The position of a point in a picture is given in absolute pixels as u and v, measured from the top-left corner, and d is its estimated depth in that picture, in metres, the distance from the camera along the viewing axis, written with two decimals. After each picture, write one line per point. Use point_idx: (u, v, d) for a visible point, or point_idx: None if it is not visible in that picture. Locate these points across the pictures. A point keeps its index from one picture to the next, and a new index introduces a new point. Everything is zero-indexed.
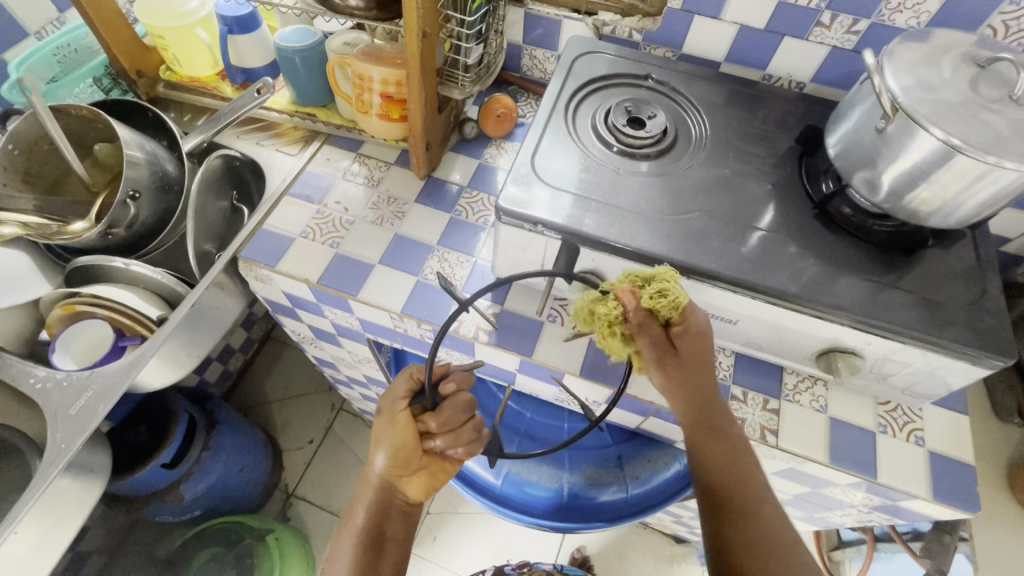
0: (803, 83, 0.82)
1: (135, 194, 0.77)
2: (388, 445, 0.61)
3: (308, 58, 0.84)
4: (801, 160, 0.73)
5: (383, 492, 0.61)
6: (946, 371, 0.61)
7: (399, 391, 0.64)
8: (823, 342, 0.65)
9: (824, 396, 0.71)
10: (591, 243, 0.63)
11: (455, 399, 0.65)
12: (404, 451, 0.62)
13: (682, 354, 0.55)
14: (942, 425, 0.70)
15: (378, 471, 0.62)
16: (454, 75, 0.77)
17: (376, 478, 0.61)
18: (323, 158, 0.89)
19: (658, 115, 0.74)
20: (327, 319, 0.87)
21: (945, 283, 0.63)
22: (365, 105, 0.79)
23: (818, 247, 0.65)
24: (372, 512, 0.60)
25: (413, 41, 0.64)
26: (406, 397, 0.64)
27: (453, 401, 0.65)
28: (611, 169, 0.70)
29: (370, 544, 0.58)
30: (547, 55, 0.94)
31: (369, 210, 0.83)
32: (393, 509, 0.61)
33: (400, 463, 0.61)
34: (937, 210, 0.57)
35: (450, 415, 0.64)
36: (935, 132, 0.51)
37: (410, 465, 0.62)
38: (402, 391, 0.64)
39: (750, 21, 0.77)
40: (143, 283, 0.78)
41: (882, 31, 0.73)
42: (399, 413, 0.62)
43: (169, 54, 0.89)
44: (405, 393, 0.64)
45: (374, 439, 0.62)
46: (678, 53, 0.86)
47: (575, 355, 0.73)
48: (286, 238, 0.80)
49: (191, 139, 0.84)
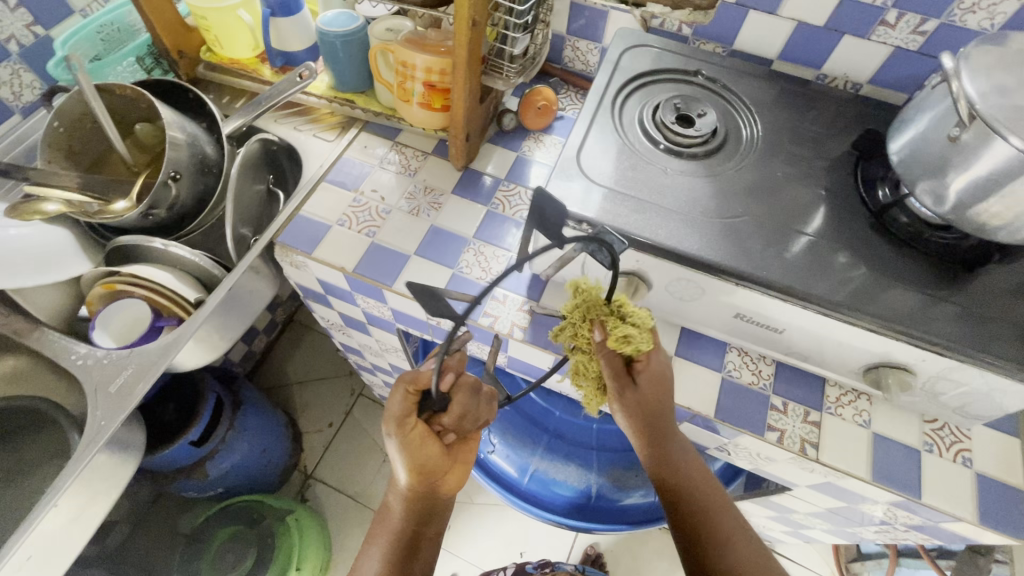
0: (860, 85, 0.79)
1: (176, 175, 0.77)
2: (408, 461, 0.58)
3: (350, 43, 0.82)
4: (856, 165, 0.70)
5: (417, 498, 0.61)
6: (1003, 394, 0.58)
7: (399, 410, 0.58)
8: (872, 355, 0.62)
9: (868, 411, 0.69)
10: (634, 244, 0.61)
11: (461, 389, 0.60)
12: (427, 458, 0.59)
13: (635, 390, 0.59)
14: (991, 447, 0.67)
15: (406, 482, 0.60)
16: (499, 65, 0.75)
17: (407, 492, 0.61)
18: (360, 146, 0.88)
19: (708, 114, 0.72)
20: (359, 307, 0.86)
21: (1008, 302, 0.59)
22: (406, 93, 0.78)
23: (872, 257, 0.62)
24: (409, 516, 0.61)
25: (462, 30, 0.63)
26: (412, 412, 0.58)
27: (457, 392, 0.60)
28: (657, 168, 0.68)
29: (409, 548, 0.60)
30: (590, 47, 0.92)
31: (405, 200, 0.83)
32: (431, 506, 0.62)
33: (424, 470, 0.60)
34: (1006, 224, 0.54)
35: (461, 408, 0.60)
36: (1013, 140, 0.48)
37: (435, 472, 0.60)
38: (402, 408, 0.58)
39: (809, 17, 0.74)
40: (181, 265, 0.79)
41: (951, 32, 0.69)
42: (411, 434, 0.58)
43: (211, 35, 0.88)
44: (408, 410, 0.58)
45: (394, 461, 0.58)
46: (728, 49, 0.83)
47: None
48: (322, 225, 0.80)
49: (231, 122, 0.83)
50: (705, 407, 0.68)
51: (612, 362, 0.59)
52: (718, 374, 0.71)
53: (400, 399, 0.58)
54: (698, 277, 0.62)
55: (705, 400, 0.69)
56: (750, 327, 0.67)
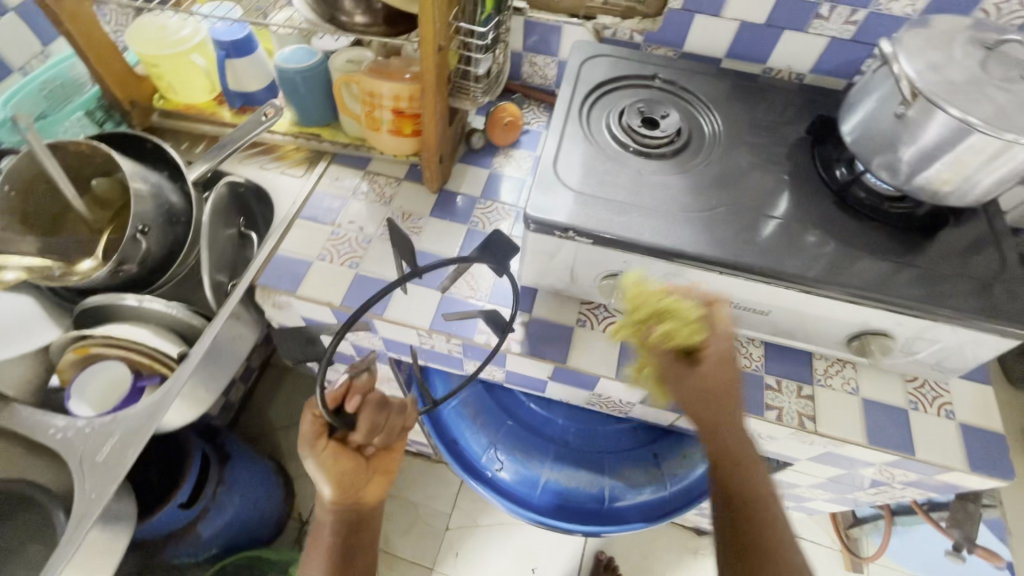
0: (803, 75, 0.84)
1: (144, 228, 0.75)
2: (325, 474, 0.67)
3: (310, 78, 0.82)
4: (812, 149, 0.74)
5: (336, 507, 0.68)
6: (974, 346, 0.63)
7: (309, 431, 0.68)
8: (853, 325, 0.66)
9: (854, 378, 0.73)
10: (620, 245, 0.63)
11: (363, 410, 0.68)
12: (349, 471, 0.68)
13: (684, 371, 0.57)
14: (968, 397, 0.72)
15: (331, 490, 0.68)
16: (464, 86, 0.76)
17: (332, 505, 0.67)
18: (331, 179, 0.88)
19: (670, 115, 0.75)
20: (348, 341, 0.85)
21: (965, 260, 0.64)
22: (375, 122, 0.78)
23: (840, 233, 0.66)
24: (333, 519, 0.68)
25: (428, 54, 0.64)
26: (320, 434, 0.68)
27: (363, 411, 0.68)
28: (631, 172, 0.70)
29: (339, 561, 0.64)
30: (547, 61, 0.94)
31: (384, 228, 0.82)
32: (356, 519, 0.68)
33: (344, 482, 0.68)
34: (956, 188, 0.59)
35: (368, 423, 0.68)
36: (952, 111, 0.53)
37: (358, 485, 0.69)
38: (313, 428, 0.68)
39: (751, 17, 0.79)
40: (158, 319, 0.76)
41: (880, 19, 0.74)
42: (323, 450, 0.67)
43: (163, 82, 0.86)
44: (316, 432, 0.68)
45: (315, 478, 0.67)
46: (679, 52, 0.87)
47: (608, 356, 0.73)
48: (302, 262, 0.79)
49: (196, 167, 0.80)
50: None
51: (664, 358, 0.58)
52: None
53: (314, 422, 0.68)
54: (684, 268, 0.64)
55: None
56: (736, 313, 0.69)
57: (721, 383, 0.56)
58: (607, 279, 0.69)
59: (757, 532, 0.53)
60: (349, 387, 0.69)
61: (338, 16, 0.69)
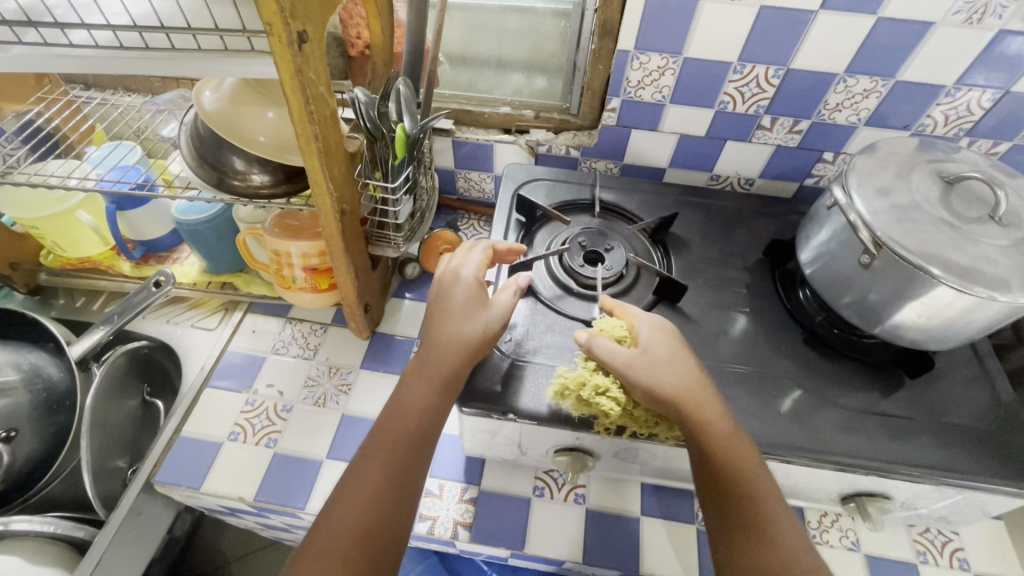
0: (751, 180, 0.78)
1: (10, 432, 0.63)
2: (710, 422, 0.49)
3: (218, 227, 0.73)
4: (772, 273, 0.69)
5: (354, 460, 0.48)
6: (981, 502, 0.55)
7: (714, 425, 0.48)
8: (845, 488, 0.58)
9: (853, 529, 0.64)
10: (568, 426, 0.54)
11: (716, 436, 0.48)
12: (450, 401, 0.51)
13: (482, 318, 0.55)
14: (981, 541, 0.63)
15: (380, 466, 0.46)
16: (384, 234, 0.68)
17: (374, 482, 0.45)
18: (248, 331, 0.78)
19: (615, 248, 0.68)
20: (278, 520, 0.73)
21: (952, 399, 0.59)
22: (286, 280, 0.68)
23: (816, 380, 0.59)
24: (377, 495, 0.45)
25: (329, 222, 0.55)
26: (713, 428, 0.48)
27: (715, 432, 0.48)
28: (574, 325, 0.62)
29: (369, 445, 0.48)
30: (482, 177, 0.87)
31: (307, 390, 0.72)
32: (397, 458, 0.47)
33: (399, 460, 0.47)
34: (936, 332, 0.53)
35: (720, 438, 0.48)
36: (919, 265, 0.48)
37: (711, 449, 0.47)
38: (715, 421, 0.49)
39: (690, 130, 0.73)
40: (35, 535, 0.62)
41: (825, 129, 0.69)
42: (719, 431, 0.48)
43: (47, 241, 0.74)
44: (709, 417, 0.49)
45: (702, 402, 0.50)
46: (620, 165, 0.81)
47: (572, 535, 0.62)
48: (209, 447, 0.67)
49: (81, 342, 0.69)
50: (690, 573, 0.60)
51: (470, 290, 0.57)
52: (692, 527, 0.63)
53: (454, 340, 0.53)
54: (642, 445, 0.56)
55: (688, 564, 0.61)
56: None
57: (484, 302, 0.56)
58: (562, 455, 0.59)
59: (741, 503, 0.45)
60: (469, 305, 0.55)
61: (228, 178, 0.59)
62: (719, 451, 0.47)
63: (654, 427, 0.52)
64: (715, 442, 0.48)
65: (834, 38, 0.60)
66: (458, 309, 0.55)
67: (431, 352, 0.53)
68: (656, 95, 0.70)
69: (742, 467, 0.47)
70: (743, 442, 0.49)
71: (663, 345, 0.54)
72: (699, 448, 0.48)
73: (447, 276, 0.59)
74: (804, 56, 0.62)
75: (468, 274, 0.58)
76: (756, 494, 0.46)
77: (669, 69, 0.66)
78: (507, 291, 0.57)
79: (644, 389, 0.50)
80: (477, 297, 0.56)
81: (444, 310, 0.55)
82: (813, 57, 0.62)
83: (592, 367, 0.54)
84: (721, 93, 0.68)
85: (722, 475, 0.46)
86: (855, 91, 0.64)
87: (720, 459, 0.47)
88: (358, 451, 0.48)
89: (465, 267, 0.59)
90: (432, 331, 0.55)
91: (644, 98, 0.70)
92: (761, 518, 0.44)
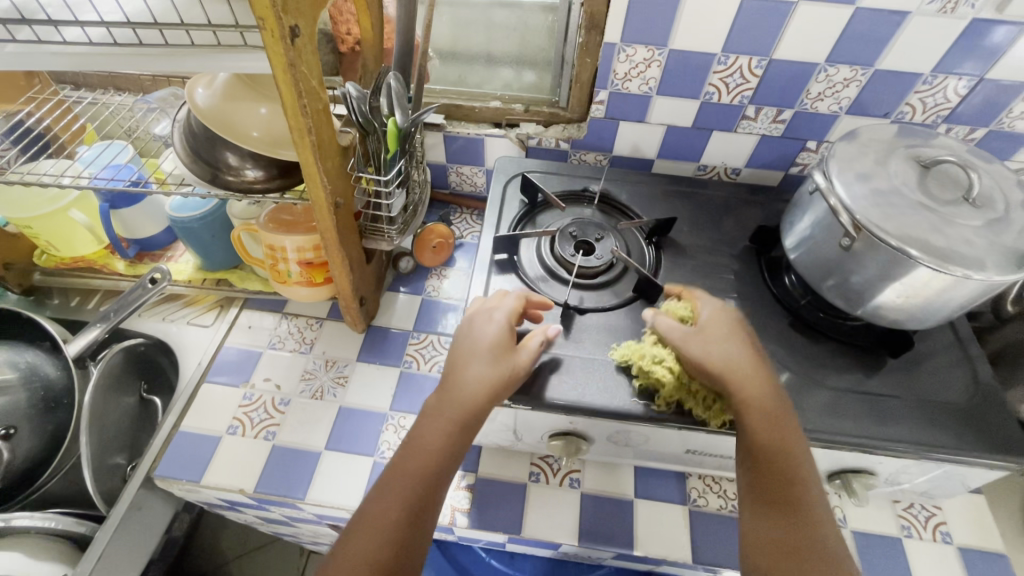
0: (738, 170, 0.80)
1: (9, 430, 0.64)
2: (749, 396, 0.51)
3: (212, 224, 0.74)
4: (758, 259, 0.71)
5: (365, 503, 0.48)
6: (960, 475, 0.57)
7: (753, 399, 0.51)
8: (831, 465, 0.59)
9: (840, 507, 0.66)
10: (561, 410, 0.55)
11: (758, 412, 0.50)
12: (463, 445, 0.51)
13: (505, 367, 0.53)
14: (963, 514, 0.65)
15: (386, 512, 0.47)
16: (378, 227, 0.69)
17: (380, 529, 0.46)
18: (244, 326, 0.79)
19: (605, 238, 0.69)
20: (278, 513, 0.74)
21: (932, 377, 0.61)
22: (281, 274, 0.69)
23: (802, 362, 0.61)
24: (382, 543, 0.45)
25: (324, 215, 0.56)
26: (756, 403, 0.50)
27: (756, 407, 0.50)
28: (566, 313, 0.63)
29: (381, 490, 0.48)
30: (474, 171, 0.88)
31: (304, 383, 0.73)
32: (405, 507, 0.47)
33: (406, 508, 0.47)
34: (915, 311, 0.55)
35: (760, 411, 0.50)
36: (897, 246, 0.49)
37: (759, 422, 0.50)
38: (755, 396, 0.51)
39: (677, 121, 0.74)
40: (39, 530, 0.63)
41: (808, 117, 0.71)
42: (761, 406, 0.50)
43: (41, 240, 0.74)
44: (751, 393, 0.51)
45: (745, 378, 0.52)
46: (609, 157, 0.82)
47: (568, 518, 0.64)
48: (208, 441, 0.68)
49: (77, 340, 0.70)
50: (683, 552, 0.62)
51: (497, 335, 0.54)
52: (685, 508, 0.65)
53: (472, 385, 0.51)
54: (634, 427, 0.56)
55: (681, 543, 0.63)
56: (707, 458, 0.62)
57: (507, 348, 0.54)
58: (556, 439, 0.61)
59: (780, 476, 0.48)
60: (490, 348, 0.53)
61: (222, 173, 0.60)
62: (762, 425, 0.49)
63: (712, 405, 0.54)
64: (762, 415, 0.50)
65: (815, 28, 0.61)
66: (479, 353, 0.53)
67: (449, 398, 0.51)
68: (643, 87, 0.71)
69: (783, 441, 0.49)
70: (785, 418, 0.51)
71: (720, 326, 0.56)
72: (744, 422, 0.50)
73: (475, 317, 0.57)
74: (786, 47, 0.64)
75: (496, 319, 0.56)
76: (798, 467, 0.49)
77: (655, 61, 0.68)
78: (533, 339, 0.55)
79: (701, 364, 0.53)
80: (501, 342, 0.54)
81: (466, 354, 0.54)
82: (794, 48, 0.63)
83: (652, 340, 0.57)
84: (706, 84, 0.69)
85: (761, 446, 0.49)
86: (837, 80, 0.66)
87: (760, 434, 0.49)
88: (370, 494, 0.49)
89: (495, 310, 0.57)
90: (451, 373, 0.54)
91: (632, 90, 0.71)
92: (800, 492, 0.48)
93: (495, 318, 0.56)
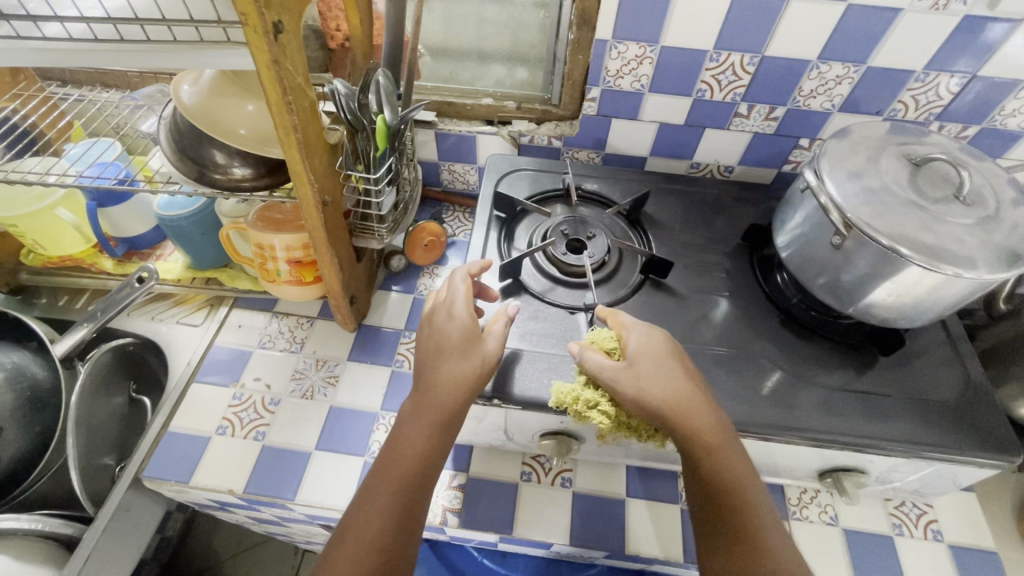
0: (731, 167, 0.80)
1: None
2: (693, 425, 0.49)
3: (201, 222, 0.73)
4: (750, 258, 0.71)
5: (352, 509, 0.47)
6: (950, 473, 0.57)
7: (699, 425, 0.49)
8: (823, 464, 0.59)
9: (832, 505, 0.66)
10: (552, 410, 0.55)
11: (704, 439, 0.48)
12: (446, 440, 0.50)
13: (480, 358, 0.53)
14: (954, 512, 0.65)
15: (376, 517, 0.46)
16: (368, 226, 0.68)
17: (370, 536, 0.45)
18: (234, 326, 0.78)
19: (597, 236, 0.69)
20: (268, 513, 0.73)
21: (922, 376, 0.61)
22: (271, 273, 0.69)
23: (793, 360, 0.61)
24: (377, 549, 0.44)
25: (311, 213, 0.56)
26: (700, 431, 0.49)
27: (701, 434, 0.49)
28: (557, 312, 0.62)
29: (365, 497, 0.47)
30: (466, 168, 0.88)
31: (294, 383, 0.72)
32: (394, 510, 0.46)
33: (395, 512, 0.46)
34: (906, 309, 0.54)
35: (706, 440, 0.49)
36: (887, 244, 0.49)
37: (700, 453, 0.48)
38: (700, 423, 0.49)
39: (669, 118, 0.74)
40: (25, 533, 0.62)
41: (801, 115, 0.71)
42: (705, 435, 0.49)
43: (27, 239, 0.73)
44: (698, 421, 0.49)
45: (687, 405, 0.50)
46: (602, 154, 0.82)
47: (559, 518, 0.64)
48: (197, 441, 0.67)
49: (65, 340, 0.69)
50: (674, 551, 0.62)
51: (462, 327, 0.54)
52: (677, 507, 0.65)
53: (449, 379, 0.51)
54: None
55: (673, 542, 0.63)
56: None
57: (477, 338, 0.54)
58: (547, 439, 0.60)
59: (731, 508, 0.46)
60: (460, 343, 0.53)
61: (209, 172, 0.59)
62: (710, 457, 0.48)
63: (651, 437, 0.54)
64: (704, 447, 0.48)
65: (807, 25, 0.61)
66: (449, 348, 0.53)
67: (425, 396, 0.51)
68: (635, 84, 0.70)
69: (729, 468, 0.48)
70: (730, 442, 0.49)
71: (648, 356, 0.53)
72: (691, 457, 0.48)
73: (437, 311, 0.56)
74: (778, 44, 0.63)
75: (458, 310, 0.55)
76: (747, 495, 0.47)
77: (647, 58, 0.67)
78: (498, 324, 0.56)
79: (634, 404, 0.50)
80: (472, 333, 0.54)
81: (436, 350, 0.53)
82: (786, 45, 0.63)
83: (582, 381, 0.54)
84: (698, 81, 0.69)
85: (708, 480, 0.47)
86: (829, 77, 0.66)
87: (707, 466, 0.48)
88: (355, 499, 0.48)
89: (456, 300, 0.56)
90: (423, 369, 0.53)
91: (623, 87, 0.71)
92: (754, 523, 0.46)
93: (457, 308, 0.56)
